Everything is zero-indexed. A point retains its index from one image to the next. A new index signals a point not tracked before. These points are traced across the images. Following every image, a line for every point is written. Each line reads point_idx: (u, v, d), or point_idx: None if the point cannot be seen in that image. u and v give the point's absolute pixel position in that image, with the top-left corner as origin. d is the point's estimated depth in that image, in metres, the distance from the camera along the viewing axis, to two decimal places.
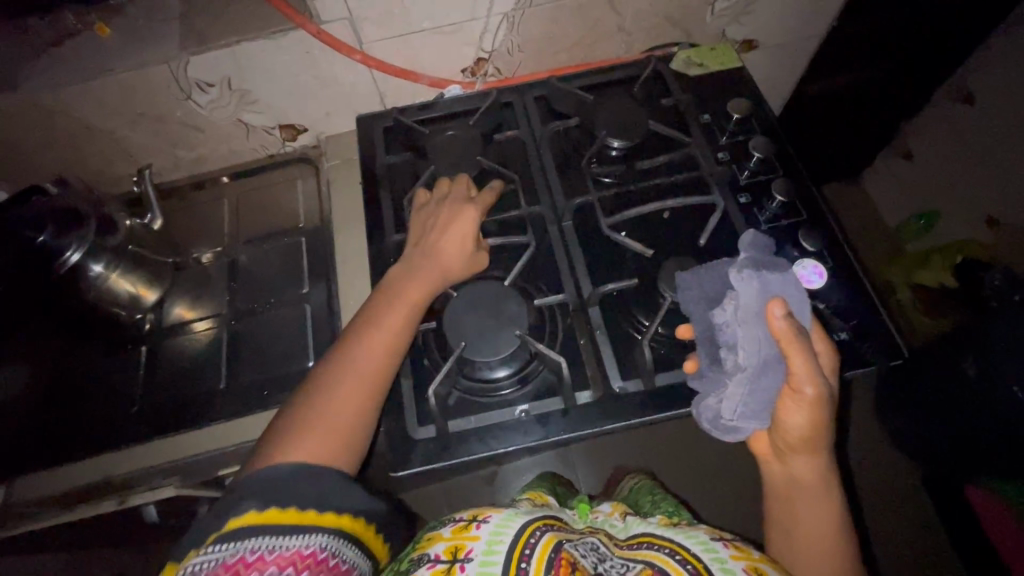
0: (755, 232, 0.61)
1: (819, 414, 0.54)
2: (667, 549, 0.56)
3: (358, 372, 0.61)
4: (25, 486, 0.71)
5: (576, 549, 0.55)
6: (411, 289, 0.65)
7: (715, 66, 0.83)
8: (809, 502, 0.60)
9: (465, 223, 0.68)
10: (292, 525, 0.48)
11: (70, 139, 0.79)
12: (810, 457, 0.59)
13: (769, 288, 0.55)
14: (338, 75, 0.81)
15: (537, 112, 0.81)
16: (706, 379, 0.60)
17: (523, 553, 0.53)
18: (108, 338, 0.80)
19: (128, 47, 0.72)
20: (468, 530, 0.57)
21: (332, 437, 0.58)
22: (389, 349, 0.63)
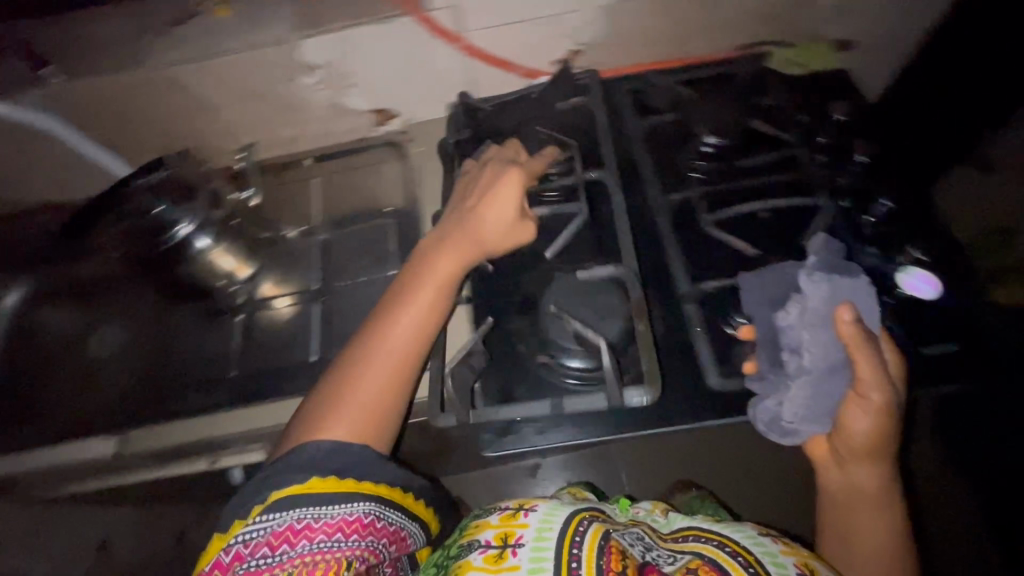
0: (825, 234, 0.61)
1: (885, 420, 0.53)
2: (716, 541, 0.55)
3: (392, 347, 0.61)
4: (134, 440, 0.72)
5: (623, 538, 0.55)
6: (444, 264, 0.65)
7: (817, 66, 0.86)
8: (870, 508, 0.57)
9: (502, 200, 0.67)
10: (336, 494, 0.51)
11: (179, 116, 0.83)
12: (872, 461, 0.56)
13: (839, 292, 0.55)
14: (434, 64, 0.82)
15: (631, 107, 0.81)
16: (767, 381, 0.60)
17: (574, 539, 0.53)
18: (204, 306, 0.85)
19: (245, 27, 0.76)
20: (516, 518, 0.57)
21: (366, 414, 0.57)
22: (425, 324, 0.62)
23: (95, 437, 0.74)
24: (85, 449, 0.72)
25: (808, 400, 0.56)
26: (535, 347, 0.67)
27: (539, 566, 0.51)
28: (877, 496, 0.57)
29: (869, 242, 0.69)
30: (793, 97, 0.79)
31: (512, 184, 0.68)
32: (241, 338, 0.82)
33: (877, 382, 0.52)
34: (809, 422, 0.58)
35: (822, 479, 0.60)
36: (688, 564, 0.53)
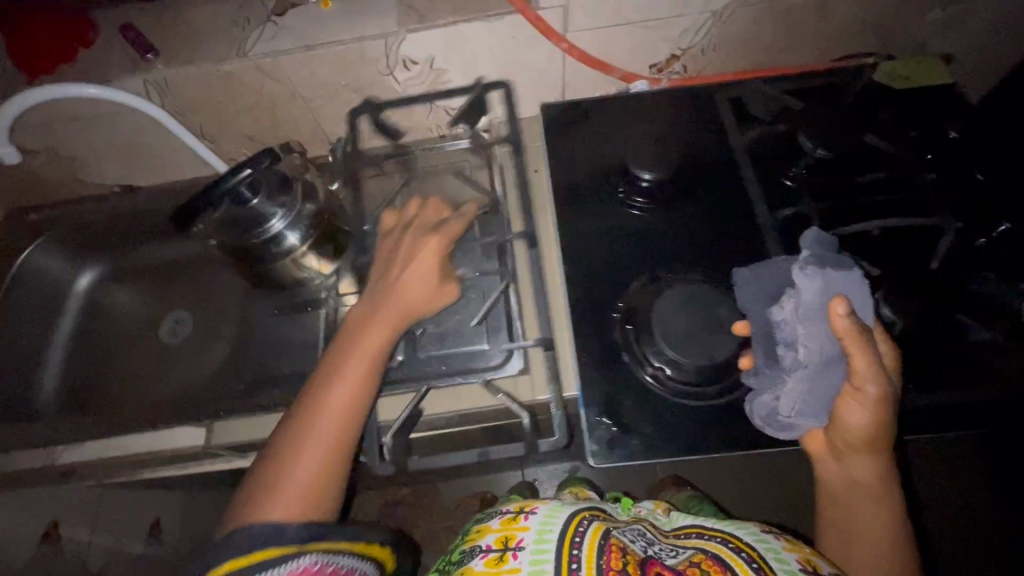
0: (819, 228, 0.59)
1: (881, 415, 0.54)
2: (719, 538, 0.58)
3: (326, 426, 0.62)
4: (224, 429, 0.75)
5: (624, 535, 0.58)
6: (373, 333, 0.67)
7: (925, 81, 0.79)
8: (867, 502, 0.59)
9: (427, 262, 0.71)
10: (274, 558, 0.53)
11: (272, 106, 0.83)
12: (869, 457, 0.57)
13: (834, 286, 0.54)
14: (534, 62, 0.81)
15: (731, 115, 0.80)
16: (764, 376, 0.60)
17: (574, 540, 0.56)
18: (289, 298, 0.85)
19: (349, 20, 0.74)
20: (516, 522, 0.61)
21: (304, 495, 0.59)
22: (357, 393, 0.64)
23: (187, 424, 0.77)
24: (181, 436, 0.76)
25: (805, 394, 0.56)
26: (642, 359, 0.66)
27: (539, 568, 0.53)
28: (874, 486, 0.59)
29: (988, 265, 0.65)
30: (902, 111, 0.77)
31: (428, 258, 0.71)
32: (325, 330, 0.80)
33: (875, 377, 0.52)
34: (806, 418, 0.58)
35: (822, 470, 0.61)
36: (692, 558, 0.55)
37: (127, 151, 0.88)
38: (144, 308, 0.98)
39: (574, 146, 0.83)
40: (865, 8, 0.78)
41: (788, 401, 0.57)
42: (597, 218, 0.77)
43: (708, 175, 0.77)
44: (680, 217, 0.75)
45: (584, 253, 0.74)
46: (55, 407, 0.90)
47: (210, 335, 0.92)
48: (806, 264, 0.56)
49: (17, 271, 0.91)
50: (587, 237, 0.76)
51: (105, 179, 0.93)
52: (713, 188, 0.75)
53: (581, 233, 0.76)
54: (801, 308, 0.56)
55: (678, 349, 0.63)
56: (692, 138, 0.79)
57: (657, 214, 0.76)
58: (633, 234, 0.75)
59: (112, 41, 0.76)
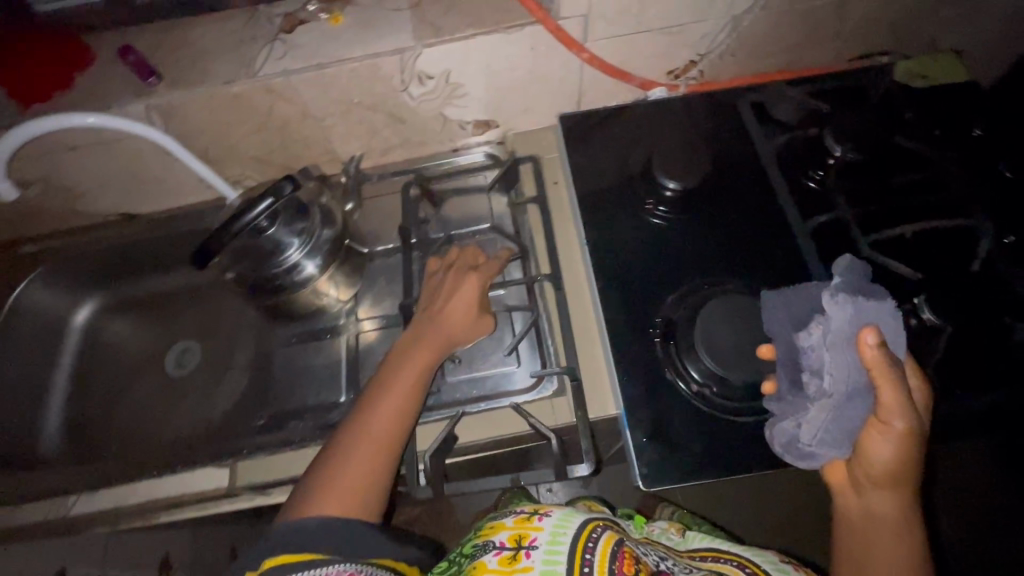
0: (854, 257, 0.57)
1: (908, 450, 0.50)
2: (735, 562, 0.57)
3: (366, 451, 0.62)
4: (248, 469, 0.71)
5: (639, 549, 0.57)
6: (421, 354, 0.68)
7: (945, 79, 0.80)
8: (887, 540, 0.53)
9: (470, 289, 0.72)
10: (312, 561, 0.53)
11: (282, 127, 0.80)
12: (893, 490, 0.53)
13: (864, 315, 0.52)
14: (552, 72, 0.79)
15: (755, 120, 0.79)
16: (786, 402, 0.56)
17: (587, 545, 0.55)
18: (306, 326, 0.82)
19: (363, 35, 0.72)
20: (530, 521, 0.59)
21: (353, 492, 0.60)
22: (404, 406, 0.65)
23: (207, 464, 0.72)
24: (199, 478, 0.71)
25: (827, 423, 0.53)
26: (683, 373, 0.64)
27: (551, 569, 0.53)
28: (898, 524, 0.53)
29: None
30: (926, 111, 0.76)
31: (472, 287, 0.72)
32: (348, 359, 0.77)
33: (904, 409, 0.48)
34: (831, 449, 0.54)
35: (840, 503, 0.57)
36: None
37: (125, 180, 0.83)
38: (150, 341, 0.94)
39: (595, 157, 0.81)
40: (883, 6, 0.77)
41: (810, 428, 0.54)
42: (627, 230, 0.75)
43: (736, 182, 0.76)
44: (710, 225, 0.73)
45: (615, 266, 0.72)
46: (60, 449, 0.85)
47: (225, 365, 0.89)
48: (836, 291, 0.54)
49: (13, 311, 0.86)
50: (615, 249, 0.74)
51: (102, 210, 0.88)
52: (742, 197, 0.74)
53: (608, 244, 0.74)
54: (830, 335, 0.53)
55: (716, 360, 0.61)
56: (716, 145, 0.78)
57: (687, 223, 0.74)
58: (665, 245, 0.73)
59: (113, 65, 0.73)
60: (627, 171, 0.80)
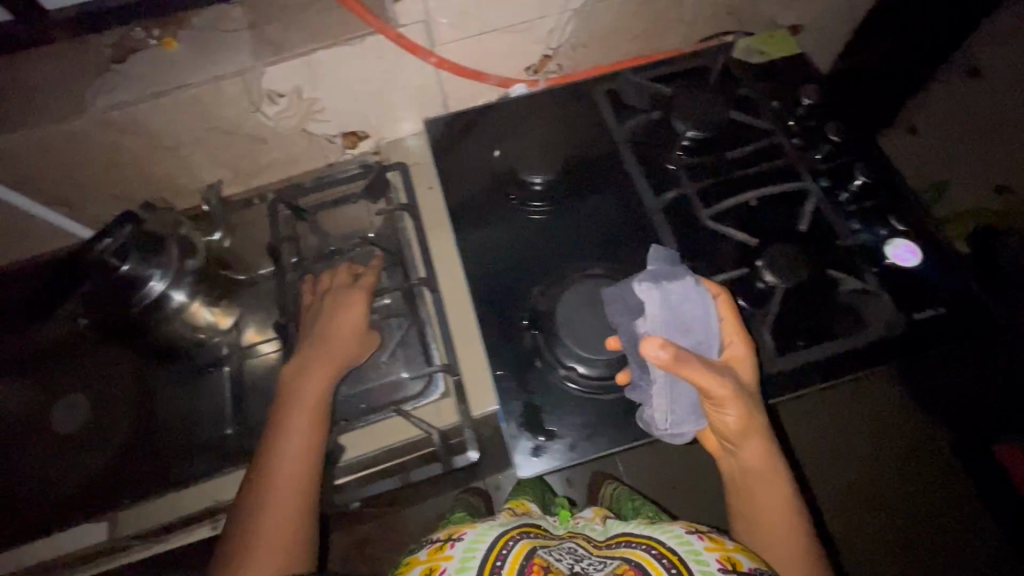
0: (658, 244, 0.63)
1: (746, 410, 0.57)
2: (644, 546, 0.56)
3: (288, 481, 0.61)
4: (130, 518, 0.69)
5: (551, 554, 0.56)
6: (311, 388, 0.66)
7: (778, 54, 0.85)
8: (760, 486, 0.61)
9: (355, 305, 0.71)
10: None
11: (133, 160, 0.77)
12: (753, 444, 0.60)
13: (670, 300, 0.58)
14: (408, 78, 0.80)
15: (609, 107, 0.81)
16: (640, 390, 0.61)
17: (495, 563, 0.55)
18: (184, 363, 0.78)
19: (199, 60, 0.69)
20: (442, 550, 0.58)
21: (281, 542, 0.59)
22: (309, 445, 0.63)
23: (87, 520, 0.70)
24: (82, 533, 0.69)
25: (672, 404, 0.59)
26: (552, 361, 0.66)
27: None
28: (765, 469, 0.61)
29: (856, 217, 0.71)
30: (763, 84, 0.81)
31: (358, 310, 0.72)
32: (232, 390, 0.75)
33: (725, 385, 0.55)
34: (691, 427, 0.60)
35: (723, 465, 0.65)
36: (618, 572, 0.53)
37: None
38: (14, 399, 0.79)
39: (464, 159, 0.83)
40: None
41: (662, 412, 0.59)
42: (497, 229, 0.78)
43: (598, 171, 0.79)
44: (577, 216, 0.77)
45: (489, 266, 0.75)
46: None
47: None
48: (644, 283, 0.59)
49: None
50: (486, 249, 0.76)
51: None
52: (600, 185, 0.78)
53: (479, 243, 0.77)
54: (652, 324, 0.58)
55: (580, 346, 0.65)
56: (576, 135, 0.81)
57: (554, 215, 0.78)
58: (534, 238, 0.76)
59: None
60: (495, 169, 0.81)
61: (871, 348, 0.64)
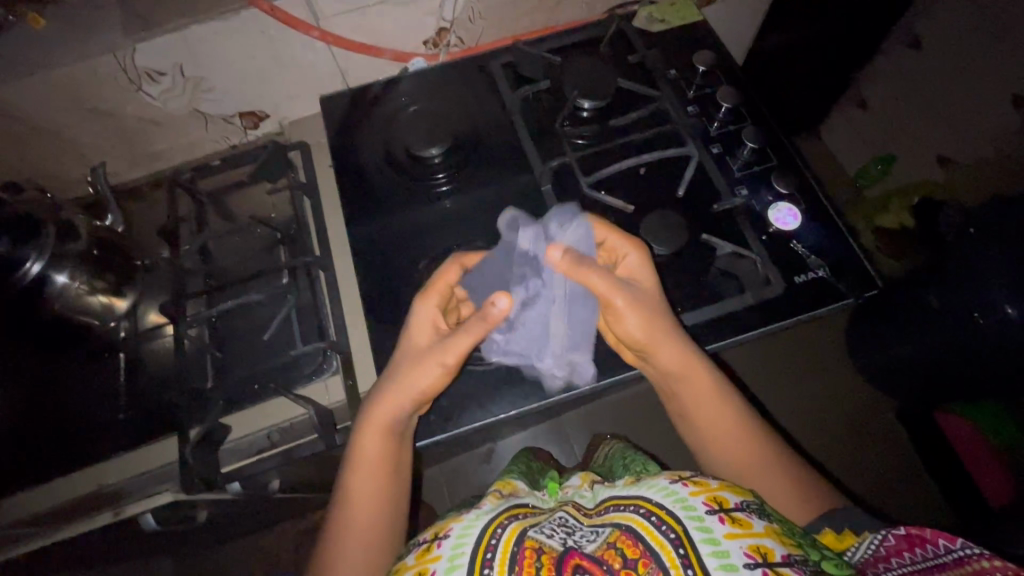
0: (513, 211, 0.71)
1: (647, 315, 0.60)
2: (631, 507, 0.46)
3: (367, 500, 0.63)
4: (13, 505, 0.69)
5: (541, 532, 0.47)
6: (399, 384, 0.62)
7: (679, 21, 0.84)
8: (693, 393, 0.63)
9: (440, 282, 0.66)
10: None
11: (14, 142, 0.75)
12: (668, 352, 0.61)
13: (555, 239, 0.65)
14: (297, 55, 0.78)
15: (504, 79, 0.80)
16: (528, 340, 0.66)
17: (485, 555, 0.44)
18: (78, 348, 0.77)
19: (67, 36, 0.68)
20: (430, 551, 0.47)
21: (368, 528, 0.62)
22: (388, 438, 0.62)
23: None
24: None
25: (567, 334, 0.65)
26: None
27: None
28: (693, 377, 0.62)
29: (743, 182, 0.71)
30: (660, 53, 0.80)
31: (472, 333, 0.62)
32: (126, 373, 0.75)
33: (628, 295, 0.61)
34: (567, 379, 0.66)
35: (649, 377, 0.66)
36: (609, 542, 0.43)
37: None
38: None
39: (363, 138, 0.82)
40: None
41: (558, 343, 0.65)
42: (393, 209, 0.78)
43: (495, 147, 0.79)
44: (473, 191, 0.77)
45: (385, 243, 0.76)
46: None
47: None
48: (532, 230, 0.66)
49: None
50: (381, 227, 0.77)
51: None
52: (496, 160, 0.78)
53: (376, 222, 0.77)
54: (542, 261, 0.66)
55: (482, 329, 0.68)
56: (473, 109, 0.81)
57: (452, 190, 0.78)
58: (429, 214, 0.77)
59: None
60: (393, 144, 0.81)
61: (746, 313, 0.64)
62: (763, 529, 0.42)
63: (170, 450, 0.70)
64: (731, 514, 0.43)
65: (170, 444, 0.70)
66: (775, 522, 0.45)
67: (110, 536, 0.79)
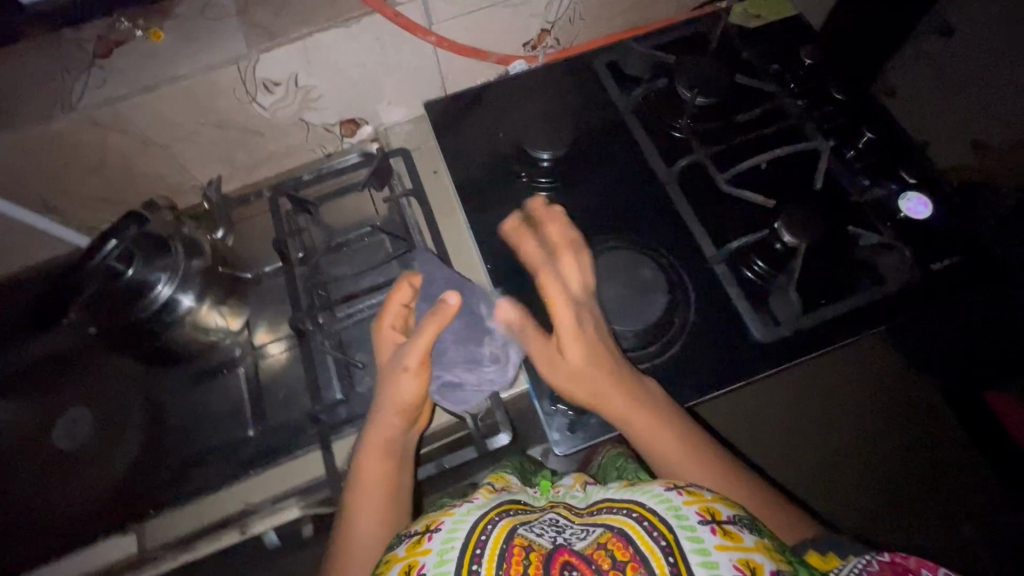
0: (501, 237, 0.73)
1: (593, 355, 0.60)
2: (624, 510, 0.46)
3: (363, 516, 0.61)
4: (159, 527, 0.68)
5: (532, 531, 0.45)
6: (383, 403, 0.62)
7: (774, 16, 0.84)
8: (651, 440, 0.59)
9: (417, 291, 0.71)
10: None
11: (124, 159, 0.73)
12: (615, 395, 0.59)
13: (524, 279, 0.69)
14: (404, 61, 0.77)
15: (610, 79, 0.81)
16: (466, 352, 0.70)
17: (473, 553, 0.42)
18: (194, 367, 0.75)
19: (189, 50, 0.66)
20: (421, 545, 0.47)
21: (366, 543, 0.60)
22: (382, 455, 0.62)
23: (116, 535, 0.68)
24: (113, 545, 0.67)
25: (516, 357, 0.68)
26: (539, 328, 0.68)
27: None
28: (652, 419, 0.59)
29: (864, 174, 0.72)
30: (763, 49, 0.81)
31: (426, 331, 0.61)
32: (250, 391, 0.73)
33: (570, 325, 0.60)
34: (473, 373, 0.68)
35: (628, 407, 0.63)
36: (598, 541, 0.43)
37: None
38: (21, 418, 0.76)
39: (469, 140, 0.80)
40: None
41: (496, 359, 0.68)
42: (514, 209, 0.76)
43: (607, 145, 0.78)
44: (588, 192, 0.76)
45: None
46: None
47: None
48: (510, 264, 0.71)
49: None
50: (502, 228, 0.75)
51: None
52: (609, 159, 0.78)
53: (494, 221, 0.76)
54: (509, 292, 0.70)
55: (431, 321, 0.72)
56: (581, 108, 0.80)
57: (564, 190, 0.77)
58: None
59: None
60: (502, 145, 0.79)
61: (888, 303, 0.65)
62: (754, 543, 0.43)
63: (317, 465, 0.69)
64: (723, 527, 0.44)
65: (316, 460, 0.69)
66: (765, 537, 0.45)
67: (234, 557, 0.77)
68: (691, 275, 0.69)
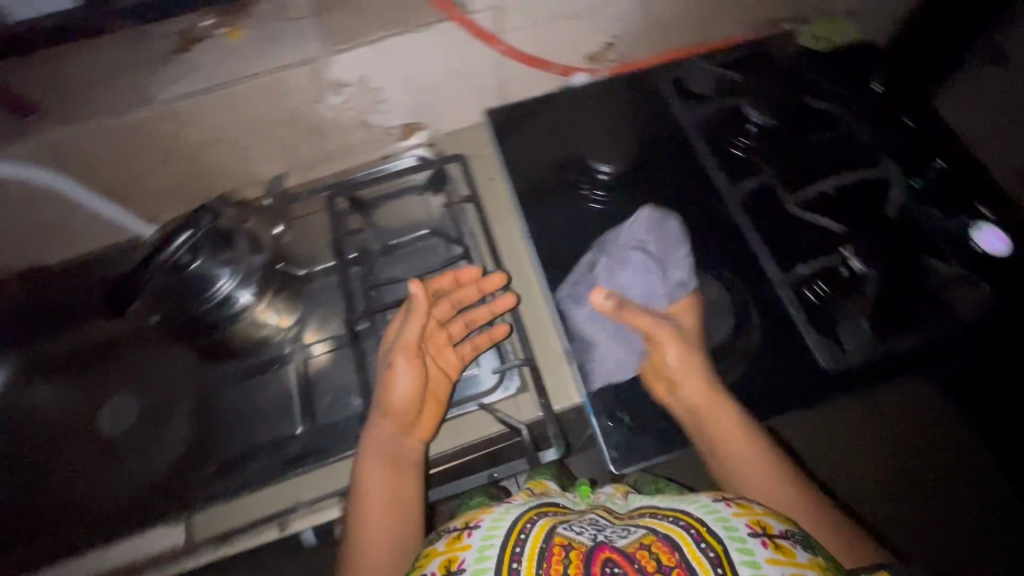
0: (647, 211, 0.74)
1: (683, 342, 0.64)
2: (673, 518, 0.45)
3: (375, 531, 0.60)
4: (205, 521, 0.66)
5: (572, 530, 0.45)
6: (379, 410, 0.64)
7: (842, 40, 0.83)
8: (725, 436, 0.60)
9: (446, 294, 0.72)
10: None
11: (192, 151, 0.74)
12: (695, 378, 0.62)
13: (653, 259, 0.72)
14: (470, 68, 0.77)
15: (674, 95, 0.81)
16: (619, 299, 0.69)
17: (512, 552, 0.42)
18: (248, 360, 0.76)
19: (266, 48, 0.67)
20: (460, 540, 0.47)
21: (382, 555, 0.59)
22: (385, 464, 0.62)
23: (159, 526, 0.66)
24: (154, 538, 0.66)
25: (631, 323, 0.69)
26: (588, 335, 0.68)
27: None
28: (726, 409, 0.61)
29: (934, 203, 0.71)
30: (830, 74, 0.80)
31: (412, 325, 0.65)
32: (301, 387, 0.73)
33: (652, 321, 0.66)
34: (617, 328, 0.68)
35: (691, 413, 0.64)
36: (641, 541, 0.42)
37: (33, 232, 0.76)
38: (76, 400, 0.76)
39: (529, 151, 0.81)
40: None
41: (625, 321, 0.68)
42: (572, 219, 0.76)
43: (668, 163, 0.78)
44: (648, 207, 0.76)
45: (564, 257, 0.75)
46: None
47: None
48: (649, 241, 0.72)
49: None
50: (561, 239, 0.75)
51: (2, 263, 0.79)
52: (670, 175, 0.77)
53: (554, 232, 0.76)
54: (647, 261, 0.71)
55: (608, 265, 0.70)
56: (643, 124, 0.80)
57: (621, 204, 0.77)
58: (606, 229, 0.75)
59: None
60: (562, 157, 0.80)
61: (959, 335, 0.64)
62: (807, 559, 0.41)
63: None
64: (775, 540, 0.42)
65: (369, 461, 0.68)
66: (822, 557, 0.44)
67: (270, 555, 0.76)
68: (754, 296, 0.68)
